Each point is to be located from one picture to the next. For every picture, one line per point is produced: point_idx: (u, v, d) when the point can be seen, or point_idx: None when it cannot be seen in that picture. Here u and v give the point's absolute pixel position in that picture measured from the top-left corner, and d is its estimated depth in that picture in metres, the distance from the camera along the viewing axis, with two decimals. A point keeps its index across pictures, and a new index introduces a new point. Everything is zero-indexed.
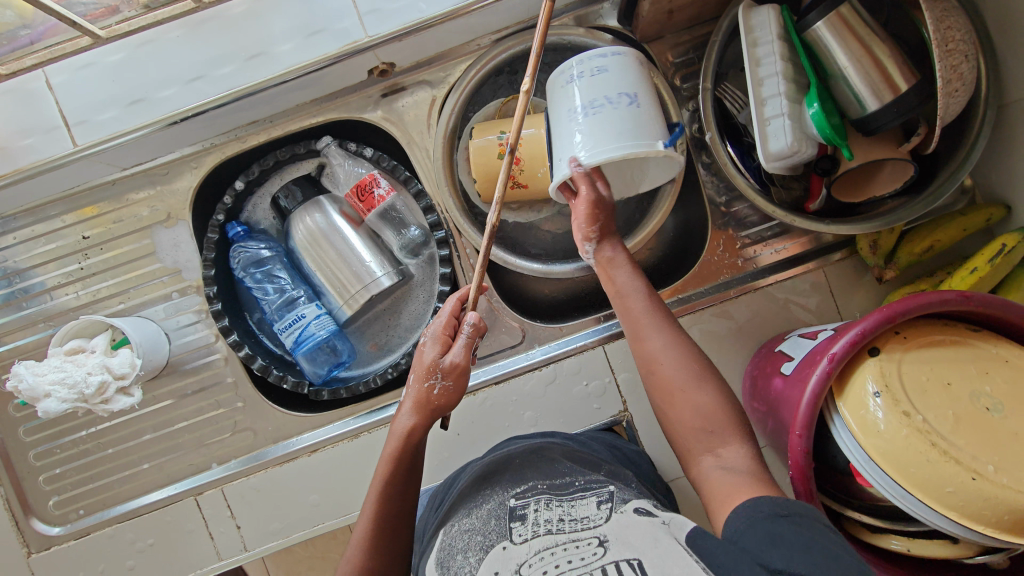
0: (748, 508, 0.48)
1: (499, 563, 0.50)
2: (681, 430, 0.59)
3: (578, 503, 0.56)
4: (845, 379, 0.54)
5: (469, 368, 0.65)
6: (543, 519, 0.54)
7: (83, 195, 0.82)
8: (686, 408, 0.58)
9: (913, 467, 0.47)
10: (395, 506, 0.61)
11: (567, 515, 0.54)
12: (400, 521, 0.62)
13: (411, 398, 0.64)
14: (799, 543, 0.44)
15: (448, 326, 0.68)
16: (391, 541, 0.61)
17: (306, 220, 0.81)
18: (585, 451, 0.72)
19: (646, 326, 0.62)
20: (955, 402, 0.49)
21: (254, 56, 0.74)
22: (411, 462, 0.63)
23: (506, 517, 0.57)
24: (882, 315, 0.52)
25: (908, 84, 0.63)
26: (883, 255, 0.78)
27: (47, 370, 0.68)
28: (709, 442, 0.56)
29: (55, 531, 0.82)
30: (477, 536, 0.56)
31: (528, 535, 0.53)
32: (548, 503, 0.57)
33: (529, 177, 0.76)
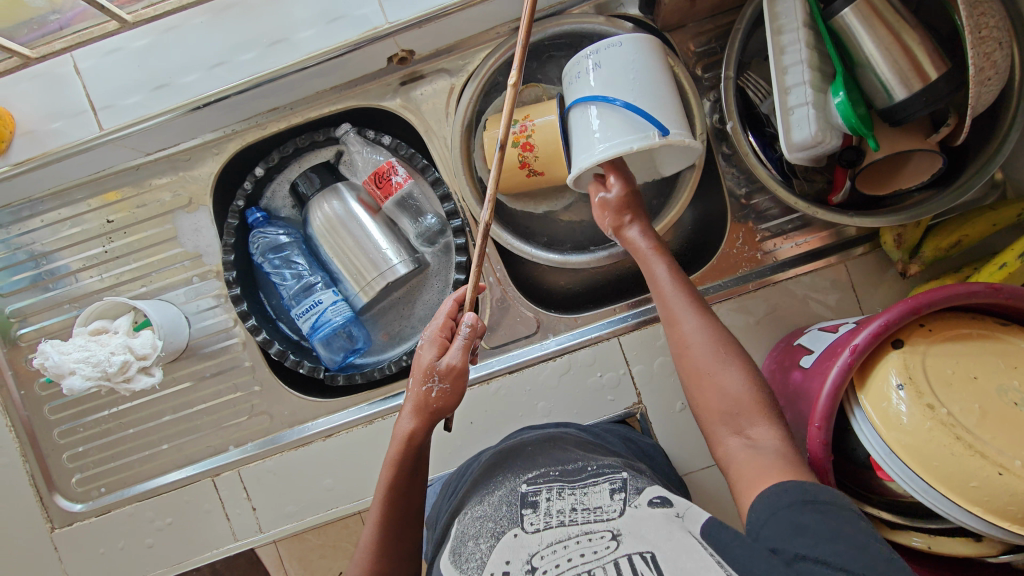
0: (771, 495, 0.48)
1: (510, 551, 0.51)
2: (705, 411, 0.58)
3: (591, 492, 0.55)
4: (868, 370, 0.53)
5: (466, 370, 0.65)
6: (555, 509, 0.54)
7: (107, 179, 0.84)
8: (711, 390, 0.58)
9: (936, 460, 0.46)
10: (401, 503, 0.63)
11: (580, 504, 0.54)
12: (407, 516, 0.64)
13: (411, 401, 0.65)
14: (823, 532, 0.44)
15: (444, 328, 0.68)
16: (400, 530, 0.63)
17: (324, 206, 0.82)
18: (597, 441, 0.72)
19: (676, 309, 0.63)
20: (982, 395, 0.48)
21: (275, 42, 0.74)
22: (414, 464, 0.64)
23: (517, 504, 0.57)
24: (907, 306, 0.51)
25: (939, 71, 0.61)
26: (908, 250, 0.76)
27: (71, 349, 0.70)
28: (736, 425, 0.55)
29: (77, 507, 0.85)
30: (488, 522, 0.56)
31: (540, 525, 0.53)
32: (559, 491, 0.57)
33: (544, 164, 0.75)
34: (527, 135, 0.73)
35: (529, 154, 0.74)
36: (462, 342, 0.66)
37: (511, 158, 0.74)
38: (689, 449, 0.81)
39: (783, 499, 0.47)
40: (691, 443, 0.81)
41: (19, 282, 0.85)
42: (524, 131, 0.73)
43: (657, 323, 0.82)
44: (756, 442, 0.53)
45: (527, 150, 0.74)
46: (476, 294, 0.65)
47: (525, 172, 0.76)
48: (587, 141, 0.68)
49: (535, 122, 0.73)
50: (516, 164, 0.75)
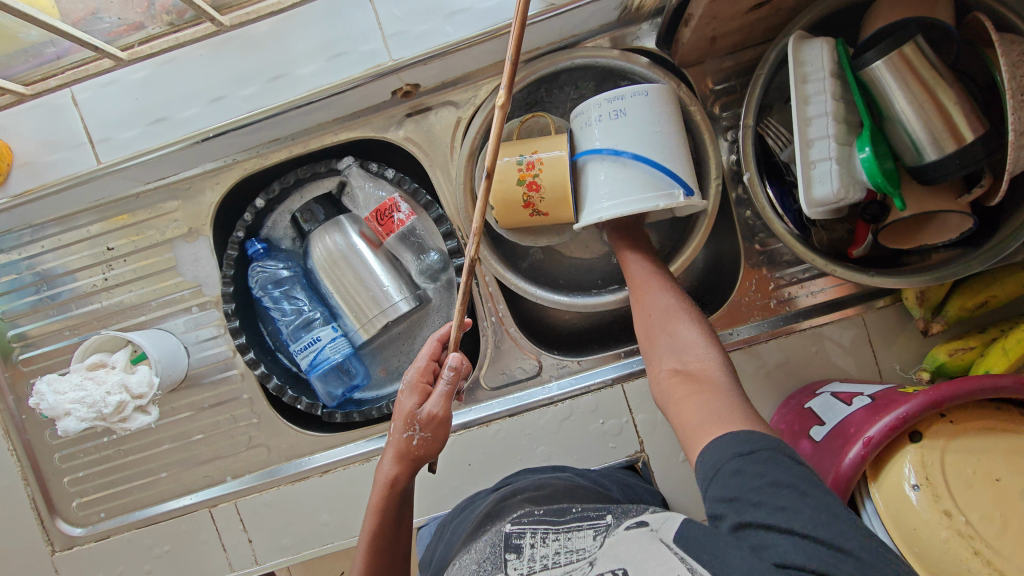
0: (716, 450, 0.47)
1: None
2: (653, 354, 0.63)
3: (574, 536, 0.54)
4: (882, 462, 0.50)
5: (447, 418, 0.65)
6: (539, 555, 0.53)
7: (109, 206, 0.82)
8: (661, 329, 0.63)
9: (953, 574, 0.44)
10: (384, 553, 0.64)
11: (563, 548, 0.53)
12: (392, 562, 0.65)
13: (392, 447, 0.66)
14: (765, 484, 0.43)
15: (425, 372, 0.67)
16: None
17: (325, 241, 0.80)
18: (591, 486, 0.70)
19: (650, 291, 0.68)
20: (1004, 501, 0.45)
21: (276, 77, 0.72)
22: (397, 508, 0.65)
23: (501, 546, 0.56)
24: (928, 400, 0.48)
25: (976, 133, 0.57)
26: (930, 308, 0.72)
27: (67, 388, 0.70)
28: (677, 355, 0.60)
29: (78, 531, 0.85)
30: (474, 568, 0.55)
31: (524, 570, 0.52)
32: (544, 536, 0.56)
33: (550, 205, 0.70)
34: (534, 173, 0.68)
35: (535, 194, 0.69)
36: (444, 388, 0.65)
37: (515, 196, 0.69)
38: (691, 501, 0.79)
39: (728, 449, 0.47)
40: (694, 495, 0.79)
41: (21, 307, 0.85)
42: (533, 168, 0.68)
43: None
44: (690, 366, 0.58)
45: (533, 189, 0.68)
46: (459, 334, 0.64)
47: (528, 213, 0.71)
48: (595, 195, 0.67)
49: (543, 158, 0.68)
50: (520, 204, 0.70)
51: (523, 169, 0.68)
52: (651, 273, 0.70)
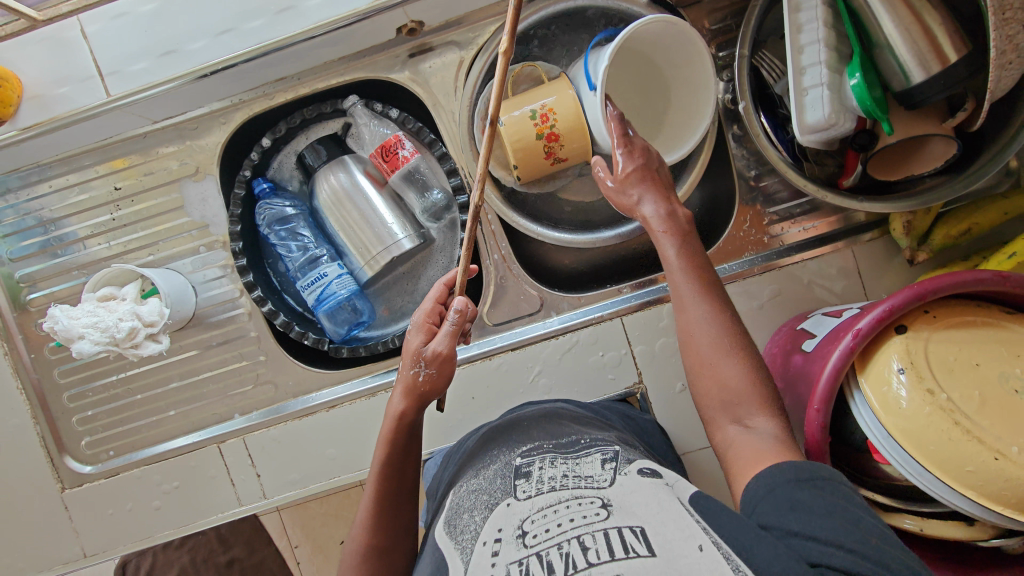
0: (769, 475, 0.48)
1: (503, 519, 0.51)
2: (705, 401, 0.57)
3: (583, 463, 0.56)
4: (869, 355, 0.53)
5: (452, 355, 0.65)
6: (547, 476, 0.55)
7: (116, 146, 0.84)
8: (713, 382, 0.56)
9: (934, 444, 0.47)
10: (393, 484, 0.65)
11: (571, 473, 0.55)
12: (399, 496, 0.65)
13: (401, 383, 0.65)
14: (818, 508, 0.45)
15: (432, 314, 0.68)
16: (394, 509, 0.65)
17: (330, 179, 0.82)
18: (593, 415, 0.73)
19: (687, 295, 0.60)
20: (984, 383, 0.48)
21: (283, 10, 0.73)
22: (407, 444, 0.66)
23: (511, 475, 0.57)
24: (913, 292, 0.50)
25: (958, 54, 0.60)
26: (916, 237, 0.75)
27: (81, 314, 0.71)
28: (733, 414, 0.55)
29: (87, 469, 0.87)
30: (482, 495, 0.56)
31: (532, 492, 0.53)
32: (553, 463, 0.57)
33: (570, 151, 0.72)
34: (550, 125, 0.70)
35: (555, 144, 0.71)
36: (449, 328, 0.65)
37: (536, 149, 0.71)
38: (688, 430, 0.82)
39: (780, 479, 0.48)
40: (691, 424, 0.82)
41: (29, 247, 0.86)
42: (547, 121, 0.70)
43: (661, 304, 0.82)
44: (748, 435, 0.53)
45: (553, 141, 0.71)
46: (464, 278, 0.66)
47: (550, 162, 0.73)
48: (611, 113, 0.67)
49: (556, 108, 0.69)
50: (543, 155, 0.72)
51: (539, 122, 0.70)
52: (681, 263, 0.61)
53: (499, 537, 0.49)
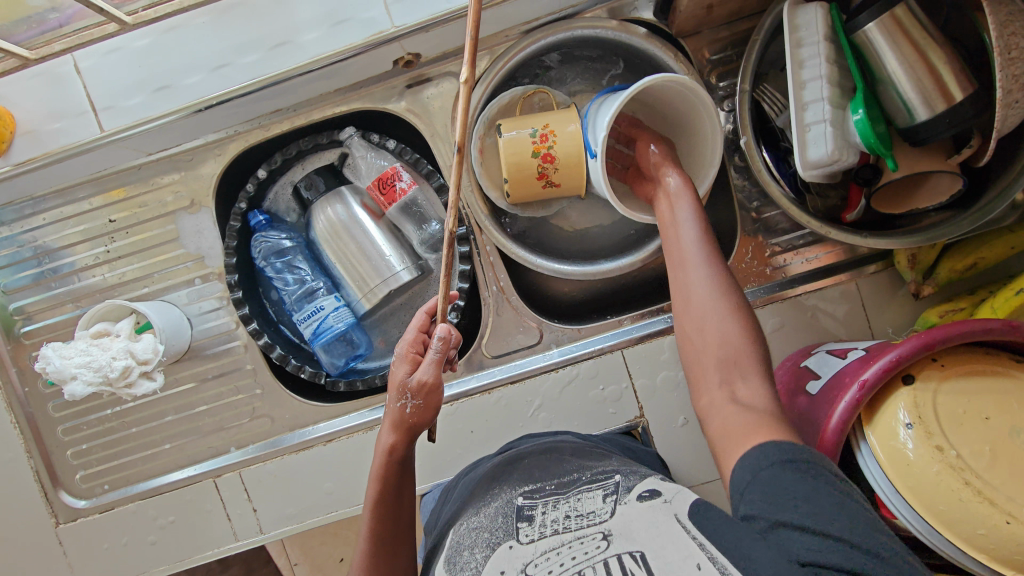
0: (754, 457, 0.46)
1: (504, 562, 0.51)
2: (689, 344, 0.57)
3: (584, 497, 0.55)
4: (876, 405, 0.51)
5: (439, 385, 0.63)
6: (549, 520, 0.54)
7: (110, 178, 0.83)
8: (702, 335, 0.55)
9: (943, 504, 0.46)
10: (389, 519, 0.64)
11: (573, 511, 0.54)
12: (397, 533, 0.64)
13: (388, 417, 0.64)
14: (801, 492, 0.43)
15: (416, 343, 0.66)
16: (395, 550, 0.64)
17: (327, 211, 0.81)
18: (594, 445, 0.72)
19: (692, 258, 0.59)
20: (993, 437, 0.47)
21: (278, 44, 0.73)
22: (399, 475, 0.65)
23: (513, 517, 0.57)
24: (919, 341, 0.49)
25: (964, 93, 0.59)
26: (921, 271, 0.74)
27: (73, 353, 0.70)
28: (723, 370, 0.53)
29: (81, 504, 0.85)
30: (483, 533, 0.56)
31: (534, 536, 0.53)
32: (555, 502, 0.56)
33: (562, 175, 0.70)
34: (548, 145, 0.69)
35: (550, 165, 0.70)
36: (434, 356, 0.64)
37: (530, 167, 0.69)
38: (689, 465, 0.81)
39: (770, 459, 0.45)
40: (694, 459, 0.81)
41: (22, 280, 0.85)
42: (546, 141, 0.69)
43: (663, 337, 0.81)
44: (740, 393, 0.51)
45: (548, 160, 0.69)
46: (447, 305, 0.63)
47: (541, 184, 0.72)
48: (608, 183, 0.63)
49: (557, 129, 0.68)
50: (535, 175, 0.71)
51: (536, 140, 0.69)
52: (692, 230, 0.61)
53: None
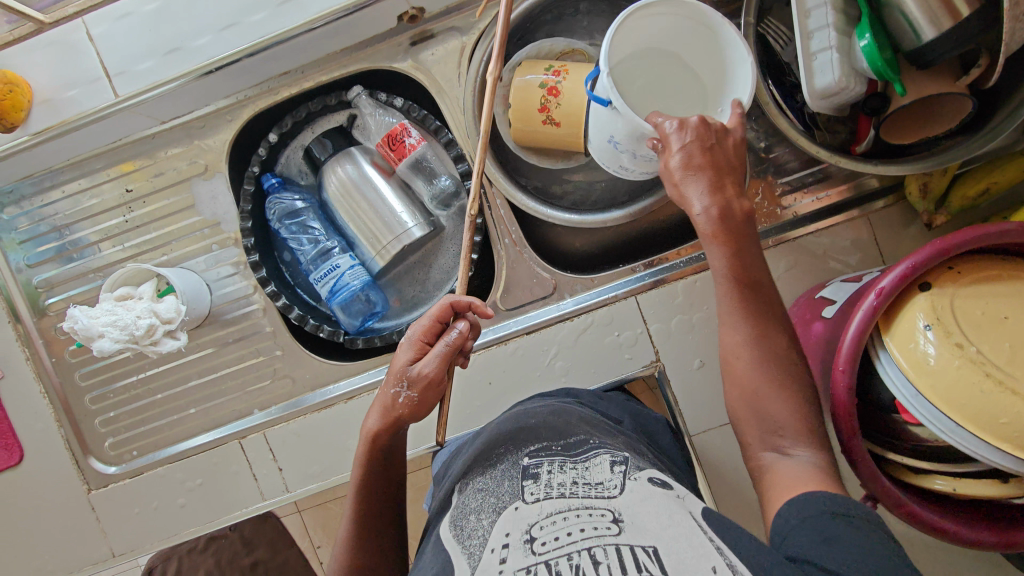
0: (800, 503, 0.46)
1: (510, 523, 0.49)
2: (735, 407, 0.56)
3: (592, 466, 0.53)
4: (894, 314, 0.52)
5: (439, 380, 0.61)
6: (556, 481, 0.52)
7: (125, 148, 0.84)
8: (749, 406, 0.54)
9: (964, 399, 0.46)
10: (373, 502, 0.63)
11: (581, 478, 0.52)
12: (381, 518, 0.63)
13: (379, 401, 0.63)
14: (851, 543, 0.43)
15: (428, 331, 0.63)
16: (375, 535, 0.63)
17: (338, 171, 0.82)
18: (608, 422, 0.68)
19: (726, 314, 0.57)
20: (1014, 335, 0.47)
21: (284, 2, 0.74)
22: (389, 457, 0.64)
23: (519, 476, 0.56)
24: (936, 247, 0.49)
25: (969, 9, 0.58)
26: (933, 200, 0.74)
27: (100, 313, 0.72)
28: (770, 439, 0.52)
29: (112, 469, 0.87)
30: (490, 499, 0.54)
31: (540, 495, 0.51)
32: (561, 466, 0.55)
33: (563, 111, 0.74)
34: (557, 80, 0.74)
35: (552, 98, 0.74)
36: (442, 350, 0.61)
37: (534, 97, 0.75)
38: (708, 407, 0.81)
39: (817, 506, 0.45)
40: (712, 401, 0.81)
41: (44, 253, 0.87)
42: (556, 76, 0.74)
43: (676, 282, 0.81)
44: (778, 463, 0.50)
45: (551, 93, 0.74)
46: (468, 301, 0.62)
47: (541, 118, 0.76)
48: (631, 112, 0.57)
49: (571, 69, 0.74)
50: (537, 106, 0.75)
51: (548, 76, 0.74)
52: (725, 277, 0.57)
53: (506, 542, 0.47)
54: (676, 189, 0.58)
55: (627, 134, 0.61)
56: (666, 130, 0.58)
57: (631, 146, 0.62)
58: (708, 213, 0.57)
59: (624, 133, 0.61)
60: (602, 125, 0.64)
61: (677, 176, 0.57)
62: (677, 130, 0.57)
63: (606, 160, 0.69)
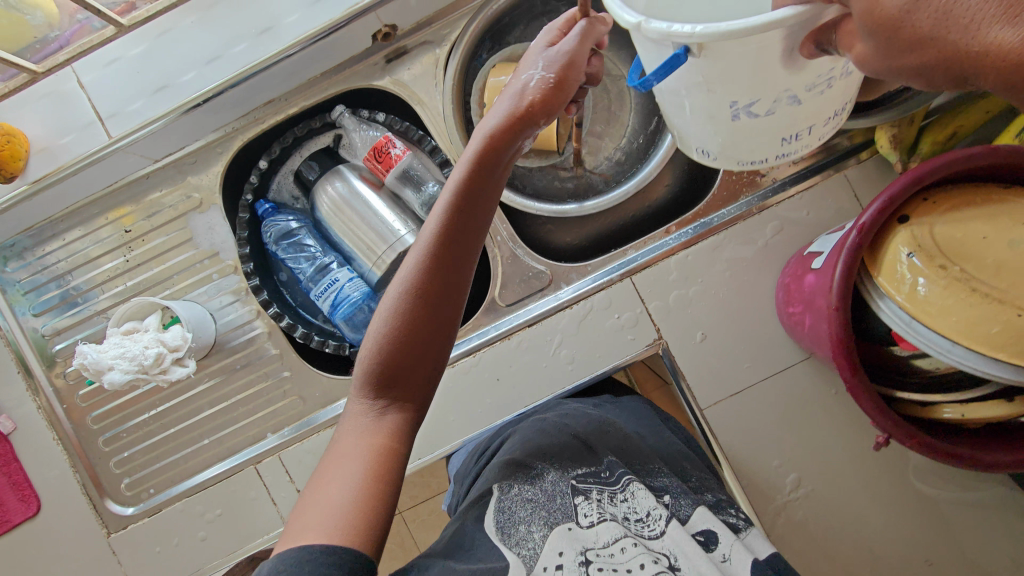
0: None
1: (564, 542, 0.59)
2: None
3: (637, 496, 0.62)
4: (878, 249, 0.53)
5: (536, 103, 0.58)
6: (609, 510, 0.61)
7: (121, 191, 0.87)
8: None
9: (954, 314, 0.47)
10: (464, 228, 0.57)
11: (632, 512, 0.62)
12: (461, 247, 0.57)
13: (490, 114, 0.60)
14: None
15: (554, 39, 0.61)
16: (445, 271, 0.56)
17: (328, 189, 0.85)
18: (648, 430, 0.74)
19: None
20: (994, 250, 0.48)
21: (262, 32, 0.77)
22: (454, 252, 0.56)
23: (569, 493, 0.63)
24: (908, 178, 0.51)
25: None
26: (906, 149, 0.75)
27: (108, 346, 0.73)
28: None
29: (130, 510, 0.87)
30: (539, 510, 0.62)
31: (591, 518, 0.60)
32: (611, 494, 0.63)
33: None
34: None
35: None
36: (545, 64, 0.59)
37: None
38: (718, 377, 0.82)
39: None
40: (721, 371, 0.82)
41: (49, 301, 0.88)
42: None
43: (668, 259, 0.83)
44: None
45: None
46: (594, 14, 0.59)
47: None
48: (726, 50, 0.47)
49: None
50: None
51: None
52: None
53: (560, 563, 0.57)
54: (913, 42, 0.32)
55: (747, 85, 0.51)
56: (797, 26, 0.43)
57: (766, 96, 0.52)
58: (984, 51, 0.29)
59: (744, 90, 0.51)
60: (702, 106, 0.56)
61: (935, 1, 0.30)
62: (804, 17, 0.42)
63: (735, 145, 0.61)
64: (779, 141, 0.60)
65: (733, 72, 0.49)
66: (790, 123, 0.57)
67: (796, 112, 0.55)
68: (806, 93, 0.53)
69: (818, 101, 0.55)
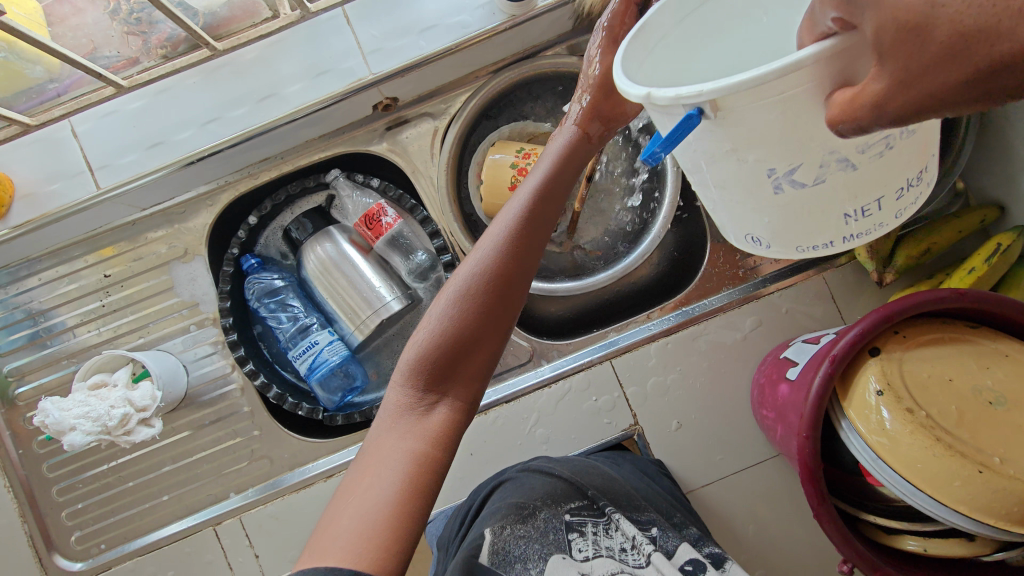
0: None
1: (559, 572, 0.60)
2: None
3: (625, 528, 0.64)
4: (849, 379, 0.55)
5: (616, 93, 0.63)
6: (604, 544, 0.63)
7: (104, 236, 0.86)
8: None
9: (919, 462, 0.49)
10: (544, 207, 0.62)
11: (625, 543, 0.62)
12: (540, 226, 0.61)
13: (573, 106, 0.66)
14: None
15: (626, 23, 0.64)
16: (525, 245, 0.60)
17: (316, 250, 0.84)
18: (635, 474, 0.73)
19: None
20: (957, 398, 0.50)
21: (265, 97, 0.78)
22: (513, 251, 0.59)
23: (564, 528, 0.64)
24: (879, 315, 0.53)
25: None
26: (881, 259, 0.78)
27: (71, 405, 0.71)
28: None
29: (78, 566, 0.83)
30: (533, 544, 0.63)
31: (587, 551, 0.62)
32: (605, 527, 0.65)
33: None
34: (527, 161, 0.79)
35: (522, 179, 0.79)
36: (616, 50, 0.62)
37: (505, 176, 0.80)
38: (694, 465, 0.82)
39: None
40: (695, 459, 0.82)
41: (17, 341, 0.86)
42: (527, 157, 0.80)
43: (648, 344, 0.84)
44: None
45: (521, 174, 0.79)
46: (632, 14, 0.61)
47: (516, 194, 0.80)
48: (746, 105, 0.37)
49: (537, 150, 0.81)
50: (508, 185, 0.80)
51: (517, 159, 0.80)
52: None
53: None
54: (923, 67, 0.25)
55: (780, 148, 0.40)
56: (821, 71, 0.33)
57: (809, 160, 0.40)
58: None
59: (782, 152, 0.40)
60: (733, 176, 0.44)
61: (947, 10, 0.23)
62: (829, 56, 0.32)
63: (789, 227, 0.48)
64: (841, 219, 0.46)
65: (768, 127, 0.38)
66: (854, 193, 0.43)
67: (858, 180, 0.42)
68: (862, 156, 0.40)
69: (878, 168, 0.42)
